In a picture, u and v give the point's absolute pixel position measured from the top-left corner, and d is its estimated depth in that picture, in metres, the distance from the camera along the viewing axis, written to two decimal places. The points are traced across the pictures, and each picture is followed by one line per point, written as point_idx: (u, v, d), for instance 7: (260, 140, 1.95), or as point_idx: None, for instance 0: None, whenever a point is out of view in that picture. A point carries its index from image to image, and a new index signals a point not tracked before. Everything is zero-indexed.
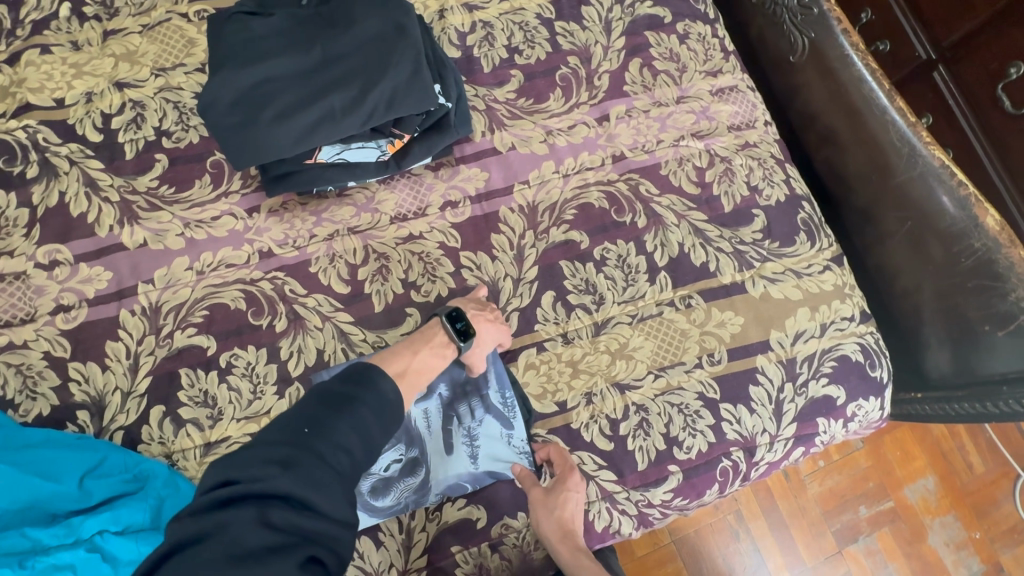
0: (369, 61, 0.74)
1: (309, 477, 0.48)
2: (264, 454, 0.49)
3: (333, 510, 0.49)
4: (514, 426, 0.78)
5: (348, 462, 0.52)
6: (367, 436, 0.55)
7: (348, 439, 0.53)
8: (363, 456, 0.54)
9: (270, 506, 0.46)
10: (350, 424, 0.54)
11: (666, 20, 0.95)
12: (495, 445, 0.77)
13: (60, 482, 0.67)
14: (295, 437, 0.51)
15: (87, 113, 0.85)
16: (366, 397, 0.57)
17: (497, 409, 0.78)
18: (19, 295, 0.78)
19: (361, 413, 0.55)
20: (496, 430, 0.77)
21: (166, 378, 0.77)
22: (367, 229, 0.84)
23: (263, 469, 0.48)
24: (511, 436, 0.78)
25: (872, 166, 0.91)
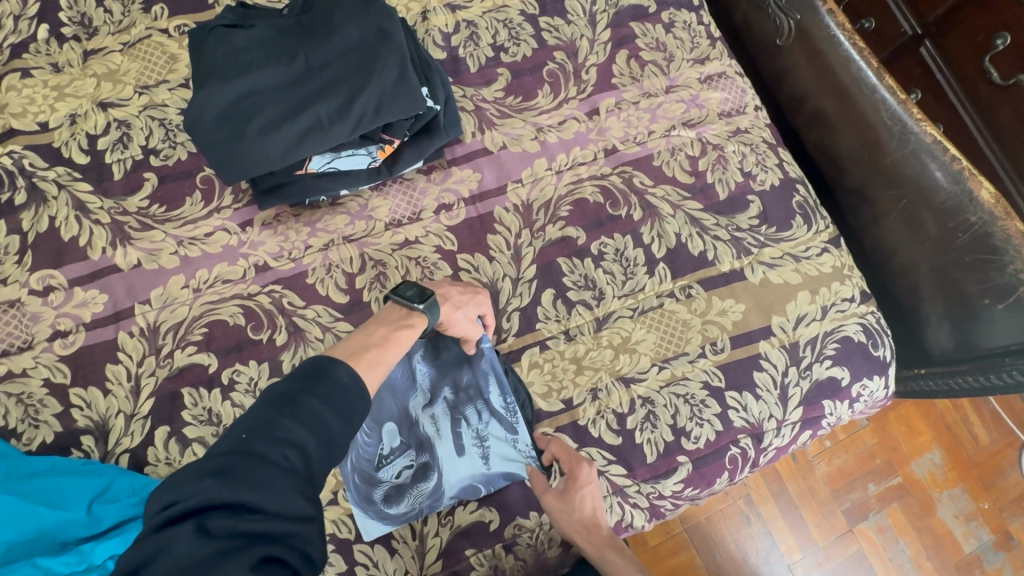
0: (354, 68, 0.73)
1: (252, 479, 0.46)
2: (203, 464, 0.47)
3: (283, 508, 0.46)
4: (519, 431, 0.77)
5: (299, 458, 0.49)
6: (319, 427, 0.51)
7: (295, 433, 0.50)
8: (319, 448, 0.51)
9: (212, 515, 0.44)
10: (294, 419, 0.50)
11: (651, 9, 0.95)
12: (503, 448, 0.77)
13: (68, 510, 0.66)
14: (234, 443, 0.48)
15: (72, 135, 0.84)
16: (314, 388, 0.53)
17: (502, 413, 0.78)
18: (15, 324, 0.77)
19: (309, 405, 0.52)
20: (502, 433, 0.77)
21: (169, 398, 0.77)
22: (363, 237, 0.84)
23: (201, 480, 0.45)
24: (518, 438, 0.77)
25: (864, 146, 0.91)
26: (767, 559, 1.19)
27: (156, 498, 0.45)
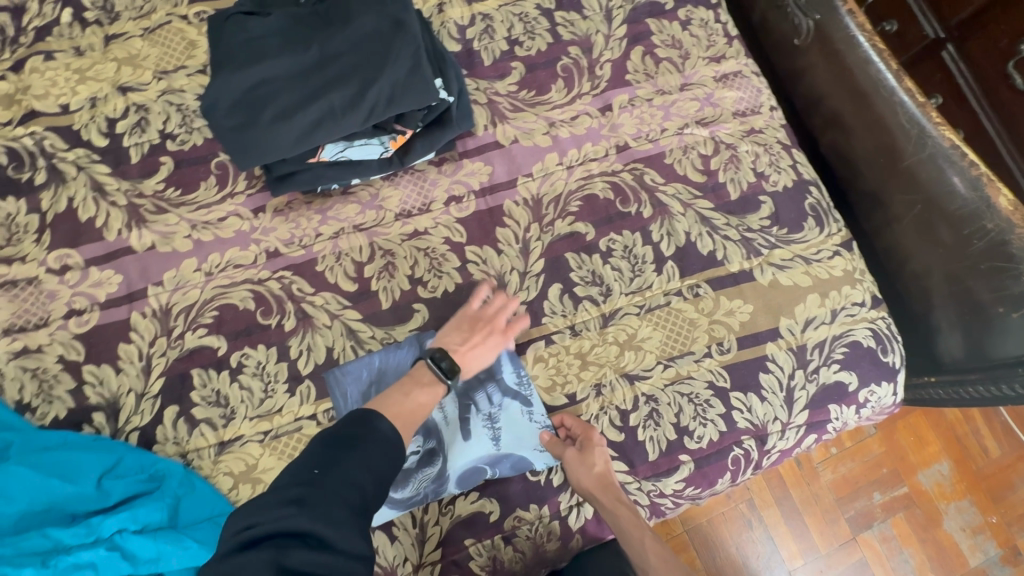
0: (369, 57, 0.74)
1: (324, 517, 0.50)
2: (281, 495, 0.51)
3: (352, 547, 0.50)
4: (532, 403, 0.79)
5: (360, 499, 0.54)
6: (376, 473, 0.57)
7: (357, 477, 0.55)
8: (375, 492, 0.56)
9: (289, 547, 0.48)
10: (358, 463, 0.56)
11: (668, 6, 0.94)
12: (515, 424, 0.78)
13: (78, 484, 0.68)
14: (308, 478, 0.53)
15: (91, 118, 0.85)
16: (370, 436, 0.59)
17: (514, 390, 0.80)
18: (32, 300, 0.79)
19: (368, 451, 0.57)
20: (515, 410, 0.79)
21: (179, 378, 0.78)
22: (372, 226, 0.84)
23: (281, 510, 0.50)
24: (527, 414, 0.79)
25: (880, 149, 0.90)
26: (767, 564, 1.18)
27: (235, 527, 0.50)
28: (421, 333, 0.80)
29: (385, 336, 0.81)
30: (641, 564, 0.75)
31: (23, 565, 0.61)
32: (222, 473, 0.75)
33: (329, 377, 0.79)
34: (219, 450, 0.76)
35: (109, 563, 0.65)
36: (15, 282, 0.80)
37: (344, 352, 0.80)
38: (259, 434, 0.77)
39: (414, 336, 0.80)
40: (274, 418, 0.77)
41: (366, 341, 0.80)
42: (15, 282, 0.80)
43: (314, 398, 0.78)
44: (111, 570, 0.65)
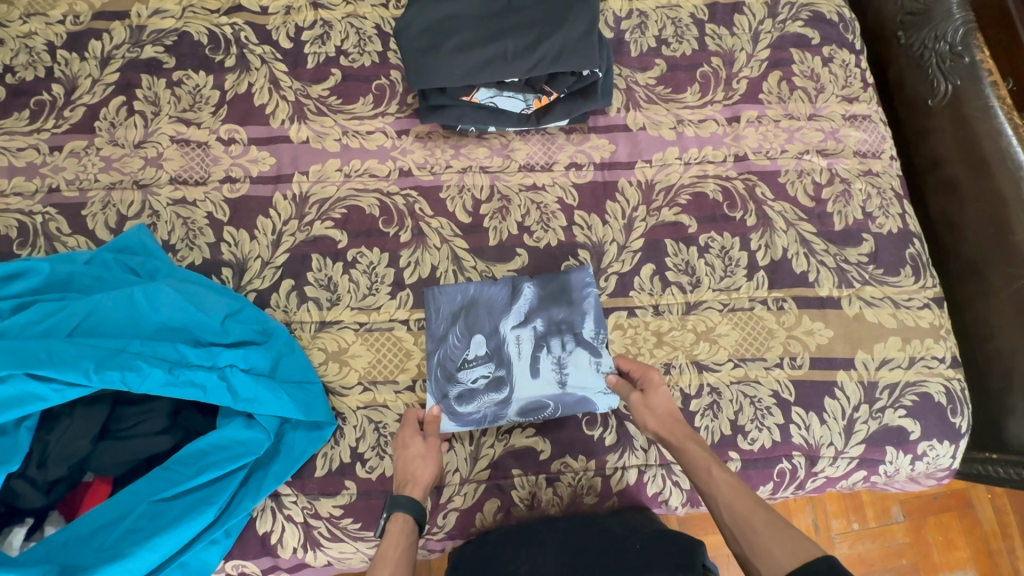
0: (545, 17, 0.85)
1: None
2: None
3: None
4: (601, 363, 0.82)
5: None
6: None
7: None
8: None
9: None
10: None
11: (814, 41, 0.99)
12: (582, 378, 0.82)
13: (207, 315, 0.76)
14: None
15: (284, 23, 0.97)
16: None
17: (586, 346, 0.83)
18: (198, 160, 0.90)
19: None
20: (583, 365, 0.82)
21: (300, 258, 0.87)
22: (497, 171, 0.92)
23: None
24: (590, 370, 0.82)
25: (990, 219, 0.91)
26: None
27: None
28: (515, 275, 0.86)
29: (485, 269, 0.87)
30: (709, 486, 0.65)
31: (154, 365, 0.69)
32: (317, 348, 0.84)
33: (429, 293, 0.85)
34: (319, 327, 0.84)
35: (216, 389, 0.72)
36: (188, 142, 0.91)
37: (446, 274, 0.87)
38: (356, 323, 0.85)
39: (511, 277, 0.86)
40: (371, 314, 0.85)
41: (467, 270, 0.87)
42: (188, 142, 0.91)
43: (410, 306, 0.86)
44: (216, 396, 0.72)
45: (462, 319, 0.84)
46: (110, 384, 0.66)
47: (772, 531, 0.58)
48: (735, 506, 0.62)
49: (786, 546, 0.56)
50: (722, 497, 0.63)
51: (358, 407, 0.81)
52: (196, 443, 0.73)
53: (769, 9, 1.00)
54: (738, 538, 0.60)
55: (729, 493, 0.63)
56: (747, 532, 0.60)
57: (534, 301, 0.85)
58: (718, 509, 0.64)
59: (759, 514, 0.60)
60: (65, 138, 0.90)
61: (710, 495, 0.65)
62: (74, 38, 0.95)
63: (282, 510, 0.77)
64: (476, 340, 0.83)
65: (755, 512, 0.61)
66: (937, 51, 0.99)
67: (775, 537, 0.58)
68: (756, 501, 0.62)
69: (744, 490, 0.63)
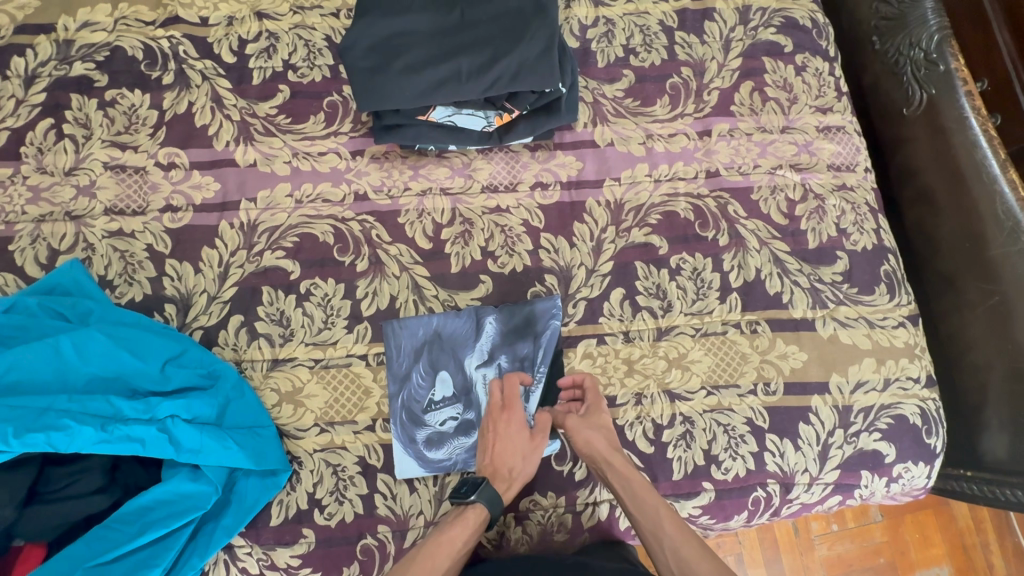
0: (503, 33, 0.80)
1: None
2: None
3: None
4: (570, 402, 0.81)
5: None
6: None
7: None
8: None
9: None
10: None
11: (787, 49, 0.95)
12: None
13: (145, 362, 0.70)
14: None
15: (226, 35, 0.91)
16: None
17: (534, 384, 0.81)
18: (136, 188, 0.84)
19: None
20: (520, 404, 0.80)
21: (250, 290, 0.82)
22: (458, 192, 0.87)
23: None
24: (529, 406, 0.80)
25: (965, 234, 0.89)
26: None
27: None
28: (477, 305, 0.82)
29: (448, 298, 0.83)
30: (655, 532, 0.67)
31: (85, 423, 0.64)
32: (270, 388, 0.79)
33: (389, 329, 0.81)
34: (271, 365, 0.79)
35: (156, 443, 0.67)
36: (125, 167, 0.85)
37: (406, 305, 0.82)
38: (311, 360, 0.80)
39: (474, 309, 0.82)
40: (328, 349, 0.80)
41: (428, 299, 0.83)
42: (125, 168, 0.85)
43: (369, 340, 0.81)
44: (157, 450, 0.67)
45: (425, 357, 0.80)
46: (34, 447, 0.61)
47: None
48: (680, 553, 0.65)
49: None
50: (668, 545, 0.66)
51: (315, 449, 0.77)
52: (137, 500, 0.68)
53: (740, 15, 0.96)
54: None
55: (675, 540, 0.66)
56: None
57: (499, 336, 0.81)
58: (663, 556, 0.66)
59: (704, 565, 0.63)
60: None
61: (656, 543, 0.67)
62: None
63: (236, 563, 0.73)
64: (441, 380, 0.79)
65: (699, 559, 0.64)
66: (911, 58, 0.96)
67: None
68: (700, 550, 0.65)
69: (689, 536, 0.66)
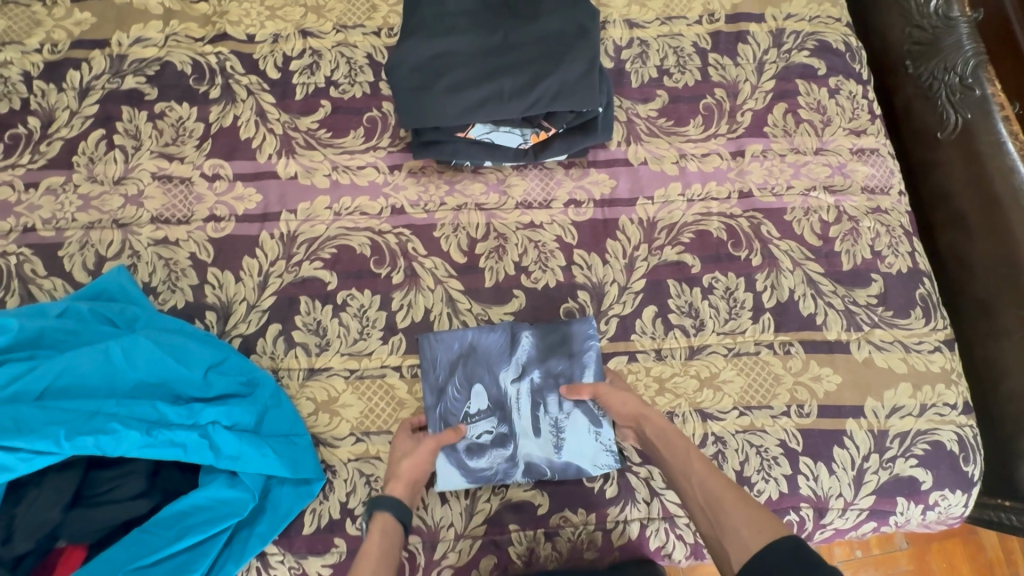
0: (545, 55, 0.82)
1: None
2: None
3: None
4: (603, 425, 0.80)
5: None
6: None
7: None
8: None
9: None
10: None
11: (821, 72, 0.96)
12: (582, 437, 0.80)
13: (188, 368, 0.72)
14: None
15: (271, 52, 0.94)
16: None
17: (587, 405, 0.80)
18: (181, 198, 0.87)
19: None
20: (584, 424, 0.80)
21: (288, 300, 0.83)
22: (493, 208, 0.89)
23: None
24: (603, 431, 0.80)
25: (1002, 259, 0.88)
26: None
27: None
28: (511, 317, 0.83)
29: (481, 312, 0.84)
30: (684, 472, 0.66)
31: (131, 428, 0.65)
32: (305, 397, 0.80)
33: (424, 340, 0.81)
34: (307, 374, 0.81)
35: (197, 449, 0.68)
36: (171, 178, 0.87)
37: (440, 317, 0.83)
38: (346, 370, 0.81)
39: (509, 324, 0.82)
40: (363, 359, 0.81)
41: (462, 312, 0.84)
42: (171, 178, 0.87)
43: (403, 351, 0.82)
44: (198, 456, 0.68)
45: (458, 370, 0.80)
46: (83, 450, 0.63)
47: (741, 510, 0.59)
48: (706, 486, 0.63)
49: (752, 525, 0.57)
50: (696, 481, 0.64)
51: (349, 459, 0.78)
52: (175, 505, 0.69)
53: (773, 38, 0.97)
54: (711, 527, 0.60)
55: (702, 475, 0.64)
56: (718, 512, 0.60)
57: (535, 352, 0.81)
58: (691, 492, 0.64)
59: (729, 496, 0.60)
60: (42, 174, 0.87)
61: (685, 479, 0.65)
62: (52, 68, 0.91)
63: (268, 571, 0.73)
64: (475, 392, 0.80)
65: (726, 491, 0.61)
66: (946, 82, 0.96)
67: (741, 512, 0.58)
68: (729, 486, 0.62)
69: (717, 472, 0.64)
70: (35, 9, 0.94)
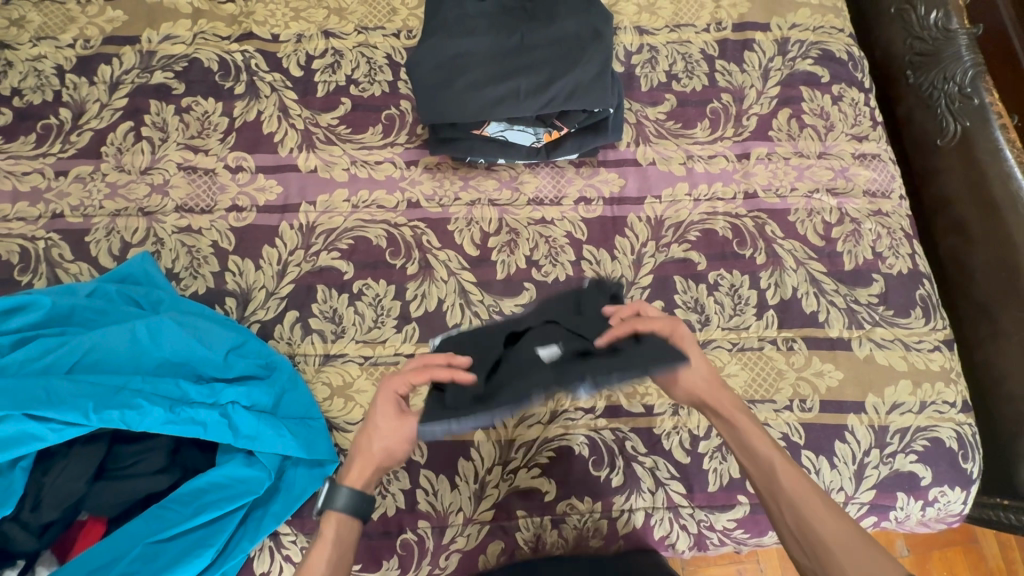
0: (560, 57, 0.85)
1: None
2: None
3: None
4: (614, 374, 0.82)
5: None
6: None
7: None
8: None
9: None
10: None
11: (824, 79, 0.99)
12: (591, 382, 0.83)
13: (210, 350, 0.74)
14: None
15: (295, 51, 0.97)
16: None
17: None
18: (205, 188, 0.90)
19: None
20: None
21: (306, 288, 0.86)
22: (506, 204, 0.91)
23: None
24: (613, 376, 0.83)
25: (1000, 264, 0.90)
26: None
27: None
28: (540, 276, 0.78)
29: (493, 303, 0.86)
30: (772, 496, 0.62)
31: (155, 405, 0.68)
32: (321, 381, 0.82)
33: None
34: (323, 360, 0.83)
35: (217, 427, 0.70)
36: (196, 169, 0.91)
37: (452, 307, 0.86)
38: (361, 357, 0.83)
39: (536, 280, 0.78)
40: (377, 347, 0.84)
41: (474, 303, 0.86)
42: (196, 169, 0.91)
43: (416, 339, 0.84)
44: (217, 434, 0.70)
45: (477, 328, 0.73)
46: (110, 423, 0.65)
47: (847, 551, 0.56)
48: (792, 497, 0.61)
49: (860, 567, 0.55)
50: (789, 510, 0.61)
51: None
52: (194, 482, 0.71)
53: (778, 47, 1.01)
54: (807, 549, 0.58)
55: (795, 505, 0.60)
56: (819, 549, 0.57)
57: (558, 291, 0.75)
58: (783, 518, 0.61)
59: (831, 532, 0.57)
60: (71, 163, 0.90)
61: (775, 503, 0.62)
62: (84, 62, 0.95)
63: (280, 550, 0.75)
64: (542, 353, 0.67)
65: (826, 523, 0.58)
66: (945, 92, 0.99)
67: (850, 555, 0.55)
68: (827, 509, 0.59)
69: (805, 481, 0.61)
70: (70, 6, 0.98)
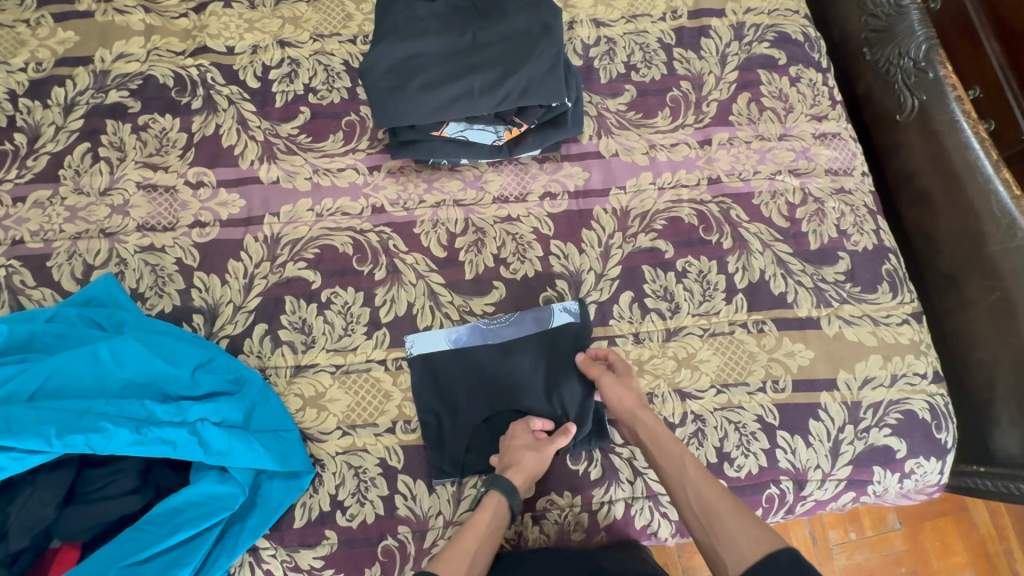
0: (512, 53, 0.85)
1: None
2: None
3: None
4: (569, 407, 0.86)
5: None
6: None
7: None
8: None
9: None
10: None
11: (781, 62, 1.00)
12: None
13: (175, 367, 0.74)
14: None
15: (251, 62, 0.97)
16: None
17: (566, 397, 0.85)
18: (167, 205, 0.89)
19: None
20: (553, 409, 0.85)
21: (273, 301, 0.85)
22: (471, 203, 0.91)
23: None
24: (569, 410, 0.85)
25: (964, 233, 0.91)
26: None
27: None
28: (507, 326, 0.84)
29: (463, 304, 0.86)
30: (678, 480, 0.65)
31: (121, 426, 0.67)
32: (294, 393, 0.82)
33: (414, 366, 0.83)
34: (294, 371, 0.83)
35: (186, 445, 0.70)
36: (156, 186, 0.90)
37: (422, 309, 0.86)
38: (332, 366, 0.83)
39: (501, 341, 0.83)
40: (347, 355, 0.84)
41: (444, 305, 0.86)
42: (156, 187, 0.90)
43: (387, 345, 0.84)
44: (187, 452, 0.70)
45: (454, 403, 0.81)
46: (74, 448, 0.65)
47: (736, 522, 0.59)
48: (703, 494, 0.63)
49: (748, 536, 0.57)
50: (691, 490, 0.64)
51: (337, 452, 0.79)
52: (168, 501, 0.70)
53: (734, 32, 1.01)
54: (700, 524, 0.61)
55: (697, 483, 0.64)
56: (713, 524, 0.60)
57: (529, 371, 0.82)
58: (687, 500, 0.64)
59: (724, 504, 0.61)
60: (29, 188, 0.89)
61: (680, 488, 0.65)
62: (37, 85, 0.94)
63: (260, 565, 0.74)
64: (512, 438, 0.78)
65: (722, 502, 0.61)
66: (901, 67, 1.00)
67: (739, 525, 0.58)
68: (724, 492, 0.62)
69: (708, 475, 0.65)
70: (20, 29, 0.97)
